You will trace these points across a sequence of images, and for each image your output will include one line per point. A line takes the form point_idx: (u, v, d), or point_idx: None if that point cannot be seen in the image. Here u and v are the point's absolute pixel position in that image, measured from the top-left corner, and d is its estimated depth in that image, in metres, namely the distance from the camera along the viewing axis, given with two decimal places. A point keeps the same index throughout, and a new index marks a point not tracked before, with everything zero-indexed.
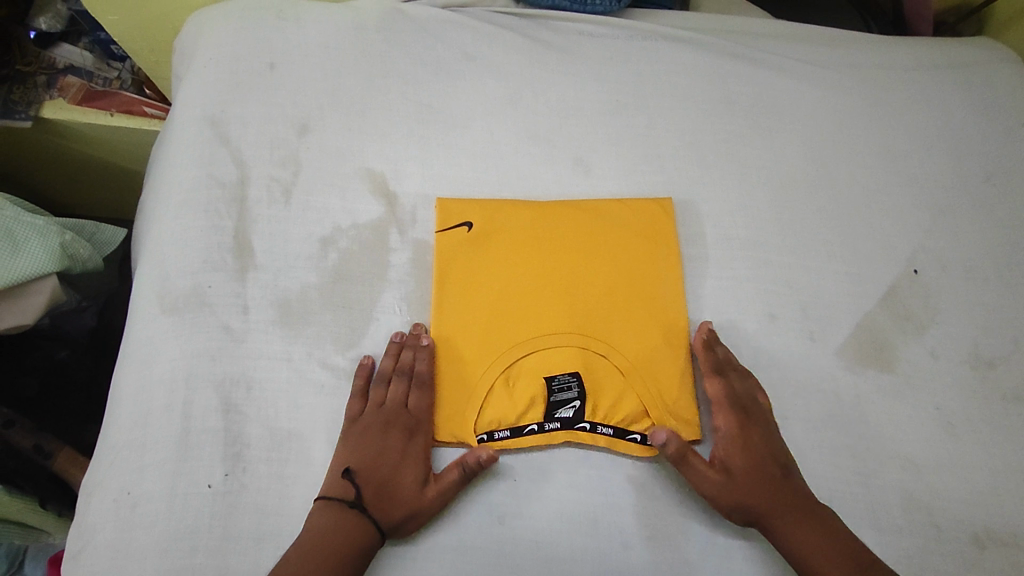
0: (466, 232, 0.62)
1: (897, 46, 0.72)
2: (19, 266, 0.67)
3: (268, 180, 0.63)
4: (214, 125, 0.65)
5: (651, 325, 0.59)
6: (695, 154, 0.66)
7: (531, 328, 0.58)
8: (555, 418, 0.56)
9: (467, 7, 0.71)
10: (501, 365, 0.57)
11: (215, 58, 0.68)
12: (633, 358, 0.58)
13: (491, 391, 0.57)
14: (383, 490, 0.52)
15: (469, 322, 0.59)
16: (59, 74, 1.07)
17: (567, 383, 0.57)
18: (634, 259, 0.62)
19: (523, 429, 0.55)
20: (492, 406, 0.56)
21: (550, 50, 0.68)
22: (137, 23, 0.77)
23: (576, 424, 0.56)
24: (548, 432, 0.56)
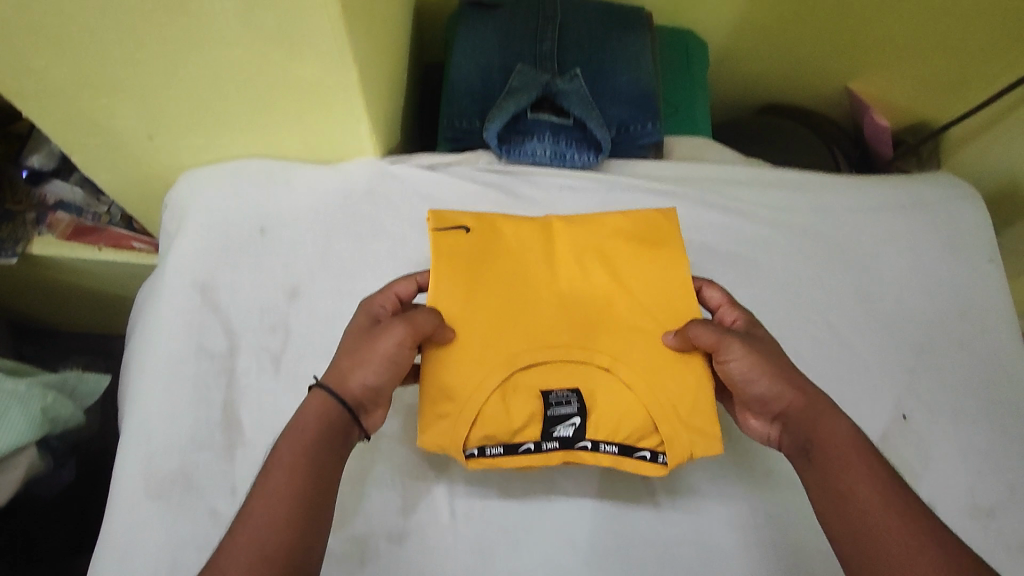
0: (465, 234, 0.60)
1: (865, 184, 0.75)
2: None
3: (258, 349, 0.63)
4: (204, 291, 0.65)
5: (654, 331, 0.58)
6: None
7: (542, 329, 0.57)
8: (553, 438, 0.55)
9: (452, 165, 0.74)
10: (498, 383, 0.55)
11: (206, 223, 0.69)
12: (639, 366, 0.56)
13: (487, 409, 0.54)
14: (319, 416, 0.50)
15: (464, 329, 0.57)
16: (48, 210, 1.08)
17: (565, 398, 0.55)
18: (645, 280, 0.60)
19: (518, 446, 0.54)
20: (487, 425, 0.54)
21: (534, 205, 0.71)
22: (129, 181, 0.79)
23: (575, 444, 0.55)
24: (546, 452, 0.55)
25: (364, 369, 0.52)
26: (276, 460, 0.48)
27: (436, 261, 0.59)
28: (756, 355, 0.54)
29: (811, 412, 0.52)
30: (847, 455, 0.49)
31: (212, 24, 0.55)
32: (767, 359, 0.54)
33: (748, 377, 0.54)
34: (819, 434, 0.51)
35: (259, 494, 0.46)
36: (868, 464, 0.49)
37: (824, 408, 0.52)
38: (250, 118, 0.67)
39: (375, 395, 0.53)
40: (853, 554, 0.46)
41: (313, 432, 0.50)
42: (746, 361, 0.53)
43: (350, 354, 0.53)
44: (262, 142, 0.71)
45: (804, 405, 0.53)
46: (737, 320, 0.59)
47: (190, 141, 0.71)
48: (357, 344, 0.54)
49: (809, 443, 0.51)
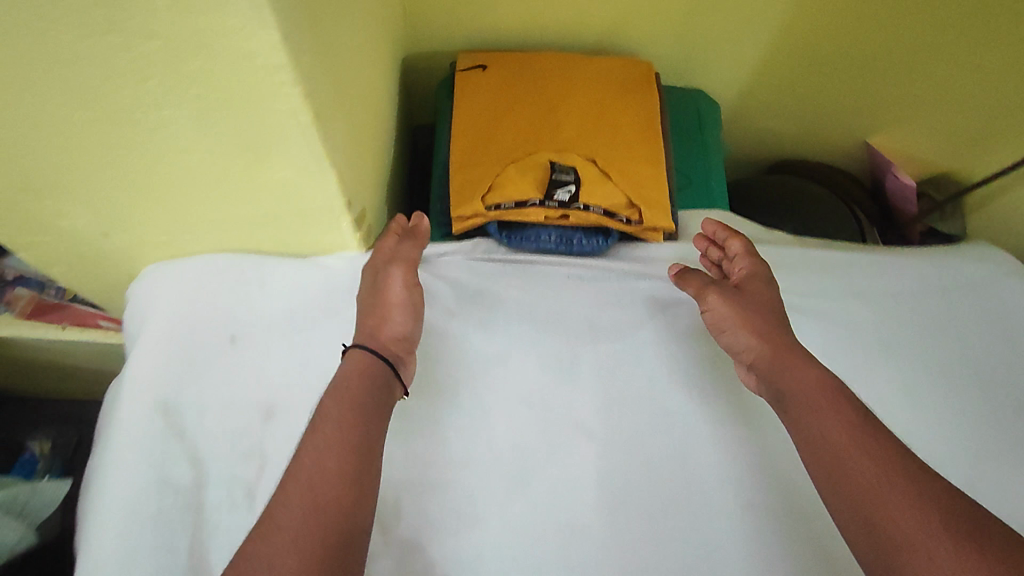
0: (480, 72, 0.74)
1: (893, 264, 0.70)
2: None
3: (229, 480, 0.56)
4: (165, 411, 0.58)
5: (634, 143, 0.70)
6: (707, 409, 0.60)
7: (546, 129, 0.69)
8: (554, 198, 0.65)
9: (447, 252, 0.66)
10: (511, 160, 0.67)
11: (169, 330, 0.61)
12: (620, 163, 0.68)
13: (498, 176, 0.66)
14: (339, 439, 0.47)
15: (479, 142, 0.69)
16: (8, 286, 0.97)
17: (566, 169, 0.66)
18: (624, 99, 0.72)
19: (525, 203, 0.64)
20: (498, 193, 0.65)
21: (537, 298, 0.64)
22: (86, 275, 0.71)
23: (571, 205, 0.65)
24: (547, 208, 0.64)
25: (389, 291, 0.57)
26: (282, 493, 0.44)
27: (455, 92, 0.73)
28: (739, 304, 0.57)
29: (778, 360, 0.53)
30: (823, 399, 0.49)
31: (164, 142, 0.48)
32: (754, 309, 0.57)
33: (726, 325, 0.58)
34: (789, 369, 0.52)
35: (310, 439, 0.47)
36: (801, 362, 0.53)
37: (812, 374, 0.51)
38: (212, 219, 0.59)
39: (407, 341, 0.57)
40: (829, 489, 0.46)
41: (357, 388, 0.51)
42: (727, 309, 0.58)
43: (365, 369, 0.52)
44: (227, 240, 0.63)
45: (767, 329, 0.55)
46: (746, 270, 0.61)
47: (143, 240, 0.63)
48: (375, 299, 0.57)
49: (779, 388, 0.52)
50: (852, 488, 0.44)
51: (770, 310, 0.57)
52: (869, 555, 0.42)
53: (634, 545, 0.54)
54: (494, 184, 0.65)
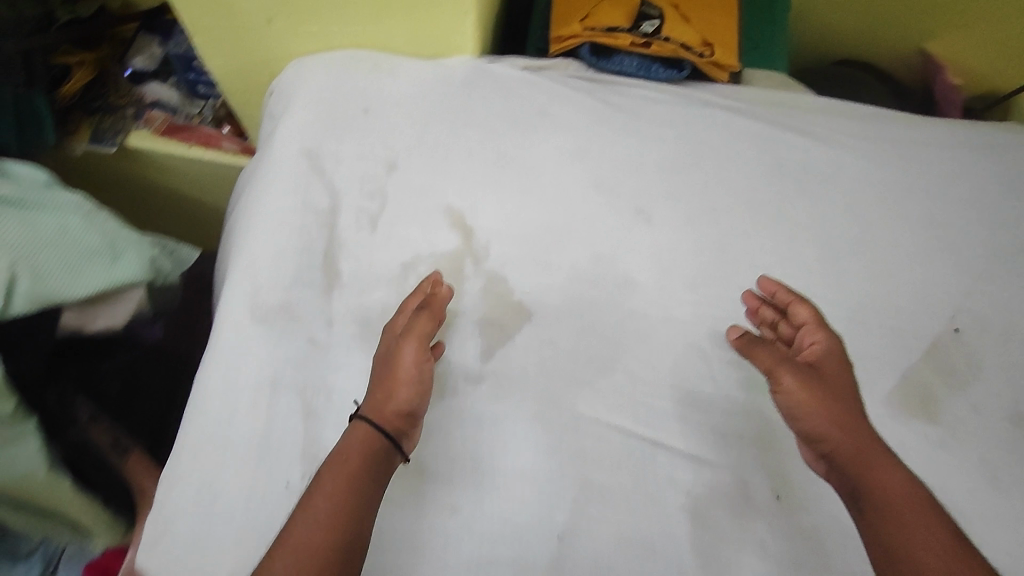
0: None
1: (933, 124, 0.78)
2: (118, 270, 0.71)
3: (357, 209, 0.69)
4: (310, 157, 0.71)
5: None
6: (748, 212, 0.72)
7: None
8: (640, 30, 0.76)
9: (547, 68, 0.78)
10: None
11: (313, 100, 0.75)
12: (700, 8, 0.78)
13: (594, 9, 0.77)
14: (346, 480, 0.48)
15: None
16: (146, 108, 1.17)
17: (653, 8, 0.76)
18: None
19: (615, 30, 0.76)
20: (592, 21, 0.76)
21: (616, 110, 0.75)
22: (237, 69, 0.87)
23: (654, 37, 0.76)
24: (634, 37, 0.76)
25: (398, 358, 0.56)
26: (302, 520, 0.46)
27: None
28: (819, 401, 0.54)
29: (862, 455, 0.51)
30: (879, 459, 0.50)
31: None
32: (831, 394, 0.54)
33: (803, 410, 0.54)
34: (871, 475, 0.50)
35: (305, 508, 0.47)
36: (884, 466, 0.50)
37: (885, 464, 0.50)
38: (363, 13, 0.74)
39: (410, 419, 0.54)
40: (877, 548, 0.47)
41: (358, 465, 0.49)
42: (814, 399, 0.54)
43: (363, 438, 0.51)
44: (366, 36, 0.78)
45: (855, 448, 0.51)
46: (817, 342, 0.59)
47: (301, 29, 0.78)
48: (378, 391, 0.54)
49: (858, 484, 0.50)
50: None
51: (852, 405, 0.54)
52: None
53: (676, 299, 0.68)
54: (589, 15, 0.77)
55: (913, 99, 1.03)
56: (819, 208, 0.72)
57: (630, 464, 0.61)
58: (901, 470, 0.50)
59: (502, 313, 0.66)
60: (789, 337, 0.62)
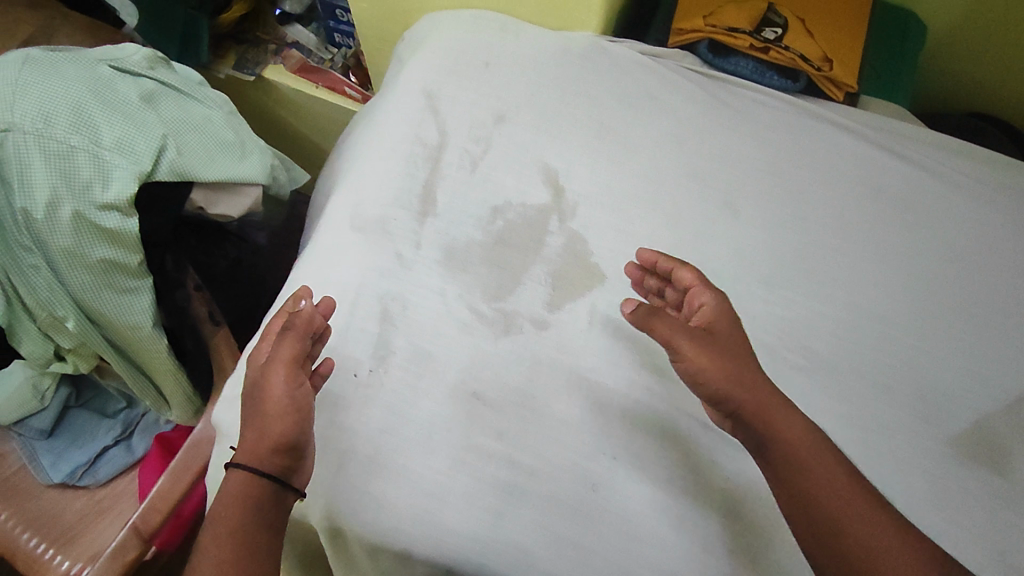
0: None
1: None
2: (242, 167, 0.78)
3: (461, 149, 0.74)
4: (430, 97, 0.77)
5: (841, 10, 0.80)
6: (839, 227, 0.71)
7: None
8: (762, 34, 0.78)
9: (662, 56, 0.81)
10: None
11: (441, 50, 0.82)
12: (825, 24, 0.79)
13: (720, 8, 0.79)
14: (230, 539, 0.48)
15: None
16: (286, 47, 1.29)
17: (778, 16, 0.78)
18: None
19: (737, 30, 0.78)
20: (716, 19, 0.79)
21: (724, 107, 0.77)
22: (376, 15, 0.95)
23: (774, 43, 0.77)
24: (755, 40, 0.78)
25: (264, 402, 0.52)
26: None
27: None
28: (716, 362, 0.54)
29: (768, 411, 0.52)
30: (777, 411, 0.53)
31: None
32: (726, 354, 0.54)
33: (704, 376, 0.53)
34: (773, 425, 0.52)
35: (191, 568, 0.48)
36: (802, 446, 0.51)
37: (789, 419, 0.52)
38: None
39: (299, 442, 0.53)
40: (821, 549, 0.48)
41: (242, 521, 0.49)
42: (717, 367, 0.53)
43: (241, 492, 0.50)
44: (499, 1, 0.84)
45: (755, 398, 0.53)
46: (705, 302, 0.58)
47: None
48: (254, 434, 0.51)
49: (767, 444, 0.52)
50: (820, 525, 0.48)
51: (746, 358, 0.55)
52: (821, 553, 0.48)
53: (750, 292, 0.68)
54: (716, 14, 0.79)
55: None
56: (916, 238, 0.71)
57: (678, 439, 0.61)
58: (804, 420, 0.53)
59: (578, 271, 0.68)
60: (677, 301, 0.61)
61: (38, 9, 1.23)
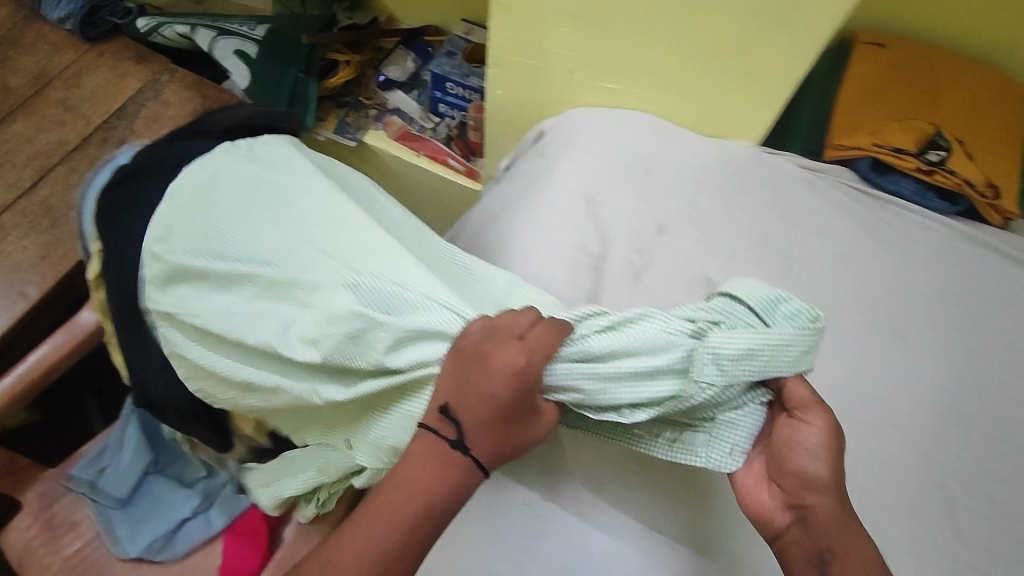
0: (878, 48, 0.86)
1: None
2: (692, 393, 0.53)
3: (625, 260, 0.73)
4: (588, 202, 0.77)
5: (989, 141, 0.81)
6: (1004, 366, 0.71)
7: (929, 104, 0.82)
8: (929, 157, 0.77)
9: (822, 171, 0.79)
10: (895, 119, 0.80)
11: (599, 153, 0.81)
12: (977, 147, 0.80)
13: (887, 125, 0.79)
14: (480, 444, 0.50)
15: (879, 100, 0.82)
16: (387, 113, 1.30)
17: (939, 142, 0.78)
18: (1002, 112, 0.83)
19: (906, 152, 0.77)
20: (886, 133, 0.78)
21: (885, 229, 0.76)
22: (515, 102, 0.94)
23: (941, 167, 0.77)
24: (921, 163, 0.77)
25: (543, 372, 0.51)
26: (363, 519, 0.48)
27: (853, 59, 0.86)
28: (817, 455, 0.52)
29: (840, 523, 0.51)
30: (840, 524, 0.51)
31: None
32: (837, 457, 0.52)
33: (810, 464, 0.52)
34: (844, 558, 0.51)
35: (368, 517, 0.48)
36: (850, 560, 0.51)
37: (851, 528, 0.51)
38: (664, 70, 0.78)
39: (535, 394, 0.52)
40: None
41: (505, 444, 0.51)
42: (830, 467, 0.51)
43: (486, 429, 0.50)
44: (661, 103, 0.82)
45: (835, 517, 0.51)
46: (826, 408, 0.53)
47: (596, 84, 0.84)
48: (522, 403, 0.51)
49: (826, 539, 0.51)
50: None
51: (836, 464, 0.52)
52: None
53: (921, 432, 0.67)
54: (865, 139, 0.79)
55: None
56: None
57: None
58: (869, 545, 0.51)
59: None
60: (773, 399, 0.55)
61: (146, 64, 1.22)
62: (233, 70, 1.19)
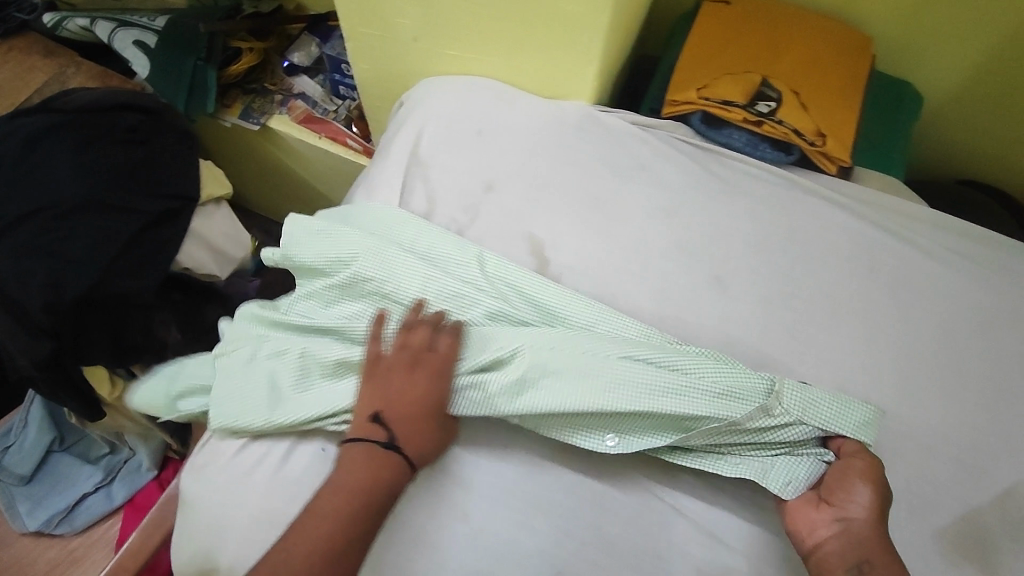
0: (725, 5, 0.86)
1: None
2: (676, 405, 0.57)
3: (450, 218, 0.74)
4: (419, 164, 0.78)
5: (829, 91, 0.81)
6: (828, 308, 0.71)
7: (768, 56, 0.82)
8: (758, 108, 0.78)
9: (655, 126, 0.80)
10: (728, 73, 0.80)
11: (438, 115, 0.81)
12: (815, 96, 0.80)
13: (719, 79, 0.80)
14: (412, 442, 0.57)
15: (718, 55, 0.82)
16: (292, 98, 1.32)
17: (769, 93, 0.79)
18: (844, 62, 0.83)
19: (734, 104, 0.78)
20: (717, 87, 0.79)
21: (715, 178, 0.76)
22: (378, 75, 0.95)
23: (770, 117, 0.78)
24: (750, 113, 0.78)
25: (417, 371, 0.59)
26: (303, 522, 0.54)
27: (700, 16, 0.86)
28: (874, 490, 0.55)
29: (874, 543, 0.53)
30: (882, 549, 0.52)
31: None
32: (881, 488, 0.55)
33: (846, 491, 0.55)
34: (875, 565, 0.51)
35: (306, 522, 0.54)
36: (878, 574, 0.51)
37: (885, 547, 0.53)
38: (495, 33, 0.78)
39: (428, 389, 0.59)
40: None
41: (416, 438, 0.57)
42: (873, 496, 0.55)
43: (412, 426, 0.58)
44: (500, 67, 0.83)
45: (874, 538, 0.53)
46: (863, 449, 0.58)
47: (440, 51, 0.85)
48: (399, 389, 0.58)
49: (864, 558, 0.52)
50: None
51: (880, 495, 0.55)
52: None
53: None
54: (694, 93, 0.80)
55: None
56: (901, 318, 0.71)
57: (653, 526, 0.60)
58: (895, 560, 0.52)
59: None
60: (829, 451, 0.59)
61: (51, 57, 1.25)
62: (133, 60, 1.21)
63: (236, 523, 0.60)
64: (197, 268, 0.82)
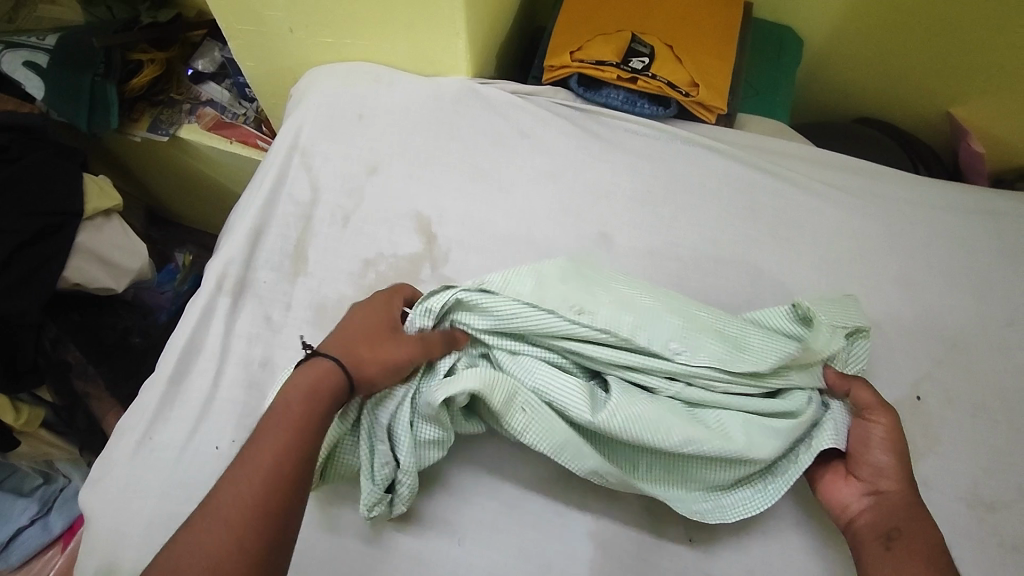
0: None
1: (915, 181, 0.77)
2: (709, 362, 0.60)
3: (335, 205, 0.74)
4: (302, 154, 0.77)
5: (702, 39, 0.81)
6: (712, 251, 0.72)
7: (640, 12, 0.83)
8: (630, 65, 0.79)
9: (536, 94, 0.82)
10: (599, 34, 0.81)
11: (319, 103, 0.80)
12: (688, 45, 0.80)
13: (591, 41, 0.81)
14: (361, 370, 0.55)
15: (591, 16, 0.83)
16: (200, 105, 1.30)
17: (641, 49, 0.80)
18: (717, 10, 0.84)
19: (606, 64, 0.79)
20: (589, 49, 0.80)
21: (594, 138, 0.78)
22: (266, 72, 0.95)
23: (643, 73, 0.79)
24: (623, 71, 0.79)
25: (373, 313, 0.59)
26: (238, 470, 0.47)
27: None
28: (899, 453, 0.55)
29: (909, 507, 0.52)
30: (915, 510, 0.53)
31: None
32: (904, 449, 0.56)
33: (875, 452, 0.55)
34: (910, 534, 0.51)
35: (240, 468, 0.46)
36: (910, 533, 0.51)
37: (919, 510, 0.53)
38: (363, 17, 0.78)
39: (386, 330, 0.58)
40: None
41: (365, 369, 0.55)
42: (902, 461, 0.55)
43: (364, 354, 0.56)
44: (378, 52, 0.83)
45: (904, 500, 0.53)
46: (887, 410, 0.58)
47: (318, 41, 0.85)
48: (354, 330, 0.57)
49: (896, 522, 0.52)
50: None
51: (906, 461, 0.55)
52: None
53: None
54: (570, 57, 0.81)
55: (947, 160, 1.03)
56: (785, 252, 0.72)
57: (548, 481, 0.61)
58: (931, 524, 0.52)
59: None
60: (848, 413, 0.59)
61: None
62: (26, 80, 1.16)
63: (129, 530, 0.59)
64: (87, 282, 0.82)
